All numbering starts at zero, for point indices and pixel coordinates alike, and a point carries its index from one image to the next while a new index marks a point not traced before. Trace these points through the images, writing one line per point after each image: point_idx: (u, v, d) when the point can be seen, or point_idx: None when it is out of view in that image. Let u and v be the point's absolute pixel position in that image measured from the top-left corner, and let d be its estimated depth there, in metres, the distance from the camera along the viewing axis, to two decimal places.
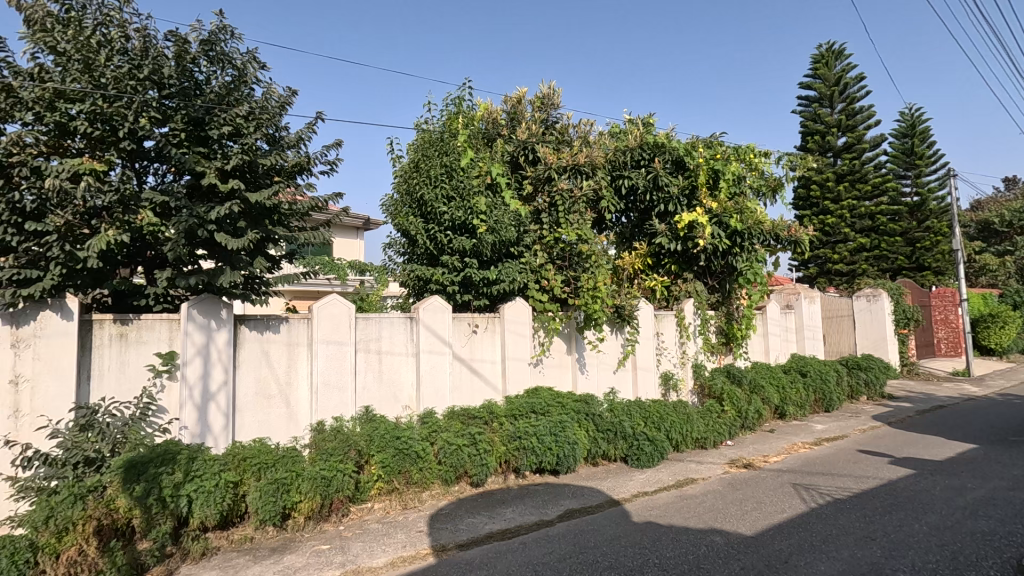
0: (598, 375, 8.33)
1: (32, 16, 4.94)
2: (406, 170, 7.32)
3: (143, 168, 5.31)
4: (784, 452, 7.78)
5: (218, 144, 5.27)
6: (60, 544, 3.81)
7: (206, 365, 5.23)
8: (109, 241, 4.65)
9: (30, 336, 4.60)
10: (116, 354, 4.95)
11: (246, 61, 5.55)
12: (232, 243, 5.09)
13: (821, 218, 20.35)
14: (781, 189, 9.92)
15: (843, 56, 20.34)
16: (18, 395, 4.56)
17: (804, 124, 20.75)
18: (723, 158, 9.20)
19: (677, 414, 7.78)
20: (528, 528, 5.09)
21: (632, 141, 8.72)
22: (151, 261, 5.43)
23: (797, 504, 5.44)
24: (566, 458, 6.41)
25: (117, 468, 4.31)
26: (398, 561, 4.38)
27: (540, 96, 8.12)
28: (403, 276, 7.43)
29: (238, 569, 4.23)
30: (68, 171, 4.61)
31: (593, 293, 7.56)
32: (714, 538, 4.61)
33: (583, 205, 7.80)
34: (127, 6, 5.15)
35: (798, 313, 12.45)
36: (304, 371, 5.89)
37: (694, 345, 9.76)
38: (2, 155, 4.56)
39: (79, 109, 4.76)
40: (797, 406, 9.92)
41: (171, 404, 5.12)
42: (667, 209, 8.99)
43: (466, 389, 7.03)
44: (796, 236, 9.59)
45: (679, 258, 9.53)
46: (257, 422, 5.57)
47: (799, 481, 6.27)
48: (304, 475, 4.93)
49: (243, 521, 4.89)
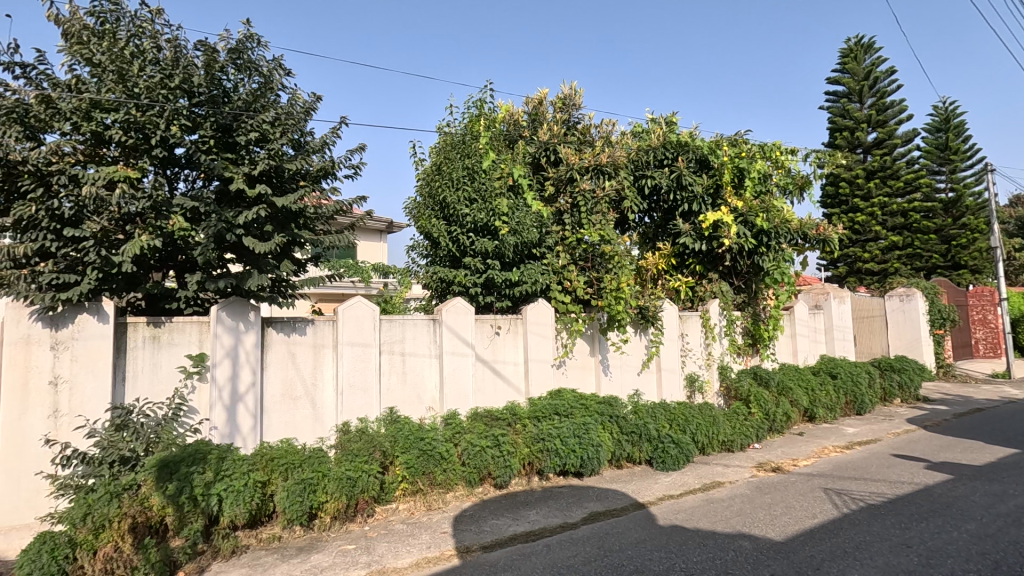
0: (622, 376, 8.26)
1: (70, 30, 5.12)
2: (429, 173, 7.38)
3: (174, 174, 5.44)
4: (815, 456, 7.61)
5: (246, 150, 5.38)
6: (96, 541, 3.95)
7: (235, 366, 5.34)
8: (142, 245, 4.80)
9: (69, 338, 4.76)
10: (149, 356, 5.08)
11: (272, 68, 5.66)
12: (259, 247, 5.19)
13: (851, 216, 19.85)
14: (809, 187, 9.71)
15: (873, 49, 19.83)
16: (57, 396, 4.70)
17: (833, 120, 20.28)
18: (749, 156, 9.03)
19: (703, 416, 7.65)
20: (552, 530, 5.06)
21: (654, 140, 8.60)
22: (182, 265, 5.57)
23: (828, 509, 5.30)
24: (590, 461, 6.36)
25: (150, 467, 4.41)
26: (424, 562, 4.41)
27: (561, 97, 8.11)
28: (426, 278, 7.49)
29: (266, 569, 4.29)
30: (104, 178, 4.77)
31: (616, 294, 7.51)
32: (743, 543, 4.52)
33: (605, 205, 7.74)
34: (159, 17, 5.30)
35: (828, 313, 12.17)
36: (330, 373, 5.97)
37: (720, 346, 9.62)
38: (42, 164, 4.74)
39: (113, 119, 4.92)
40: (828, 409, 9.68)
41: (201, 405, 5.23)
42: (691, 208, 8.88)
43: (489, 390, 7.05)
44: (825, 235, 9.39)
45: (704, 258, 9.42)
46: (285, 423, 5.67)
47: (831, 486, 6.11)
48: (330, 476, 4.99)
49: (271, 520, 4.98)
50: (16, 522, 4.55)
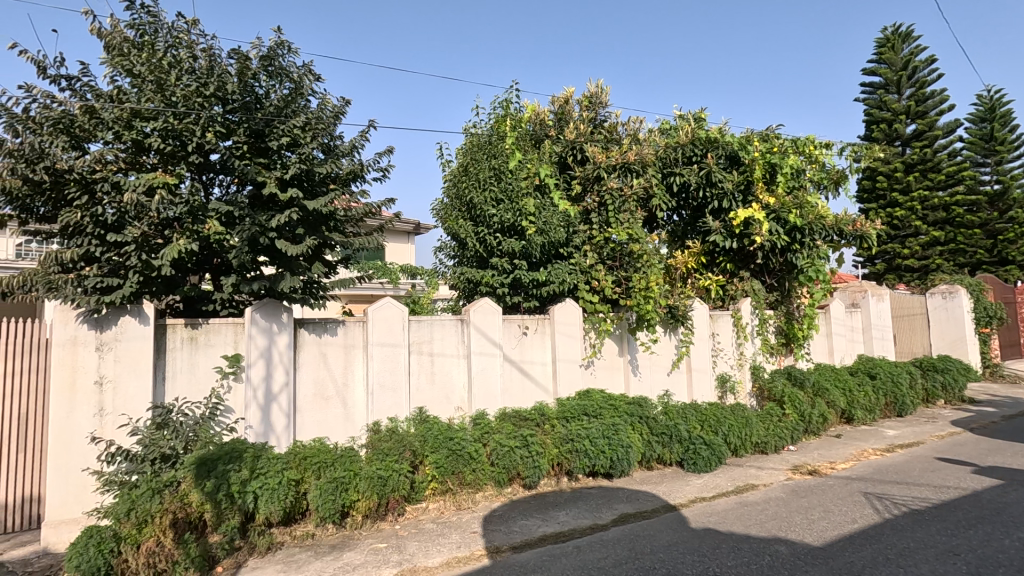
0: (652, 376, 8.16)
1: (111, 42, 5.31)
2: (456, 175, 7.43)
3: (210, 180, 5.59)
4: (853, 459, 7.38)
5: (278, 155, 5.50)
6: (140, 535, 4.08)
7: (269, 367, 5.46)
8: (180, 249, 4.96)
9: (113, 339, 4.93)
10: (187, 356, 5.23)
11: (303, 74, 5.76)
12: (291, 249, 5.29)
13: (889, 211, 19.20)
14: (845, 181, 9.43)
15: (911, 38, 19.15)
16: (102, 395, 4.88)
17: (869, 112, 19.66)
18: (781, 151, 8.81)
19: (736, 417, 7.49)
20: (582, 531, 5.03)
21: (683, 137, 8.44)
22: (217, 268, 5.72)
23: (870, 514, 5.13)
24: (620, 462, 6.30)
25: (189, 465, 4.55)
26: (454, 561, 4.43)
27: (587, 96, 8.06)
28: (453, 279, 7.54)
29: (301, 565, 4.37)
30: (144, 185, 4.90)
31: (645, 293, 7.42)
32: (779, 548, 4.41)
33: (633, 204, 7.65)
34: (194, 27, 5.45)
35: (865, 312, 11.81)
36: (360, 373, 6.05)
37: (753, 345, 9.44)
38: (87, 172, 4.92)
39: (152, 127, 5.08)
40: (867, 410, 9.37)
41: (237, 405, 5.36)
42: (721, 206, 8.72)
43: (517, 390, 7.05)
44: (862, 231, 9.10)
45: (735, 256, 9.27)
46: (317, 422, 5.77)
47: (871, 490, 5.92)
48: (361, 475, 5.05)
49: (304, 518, 5.07)
50: (64, 516, 4.72)
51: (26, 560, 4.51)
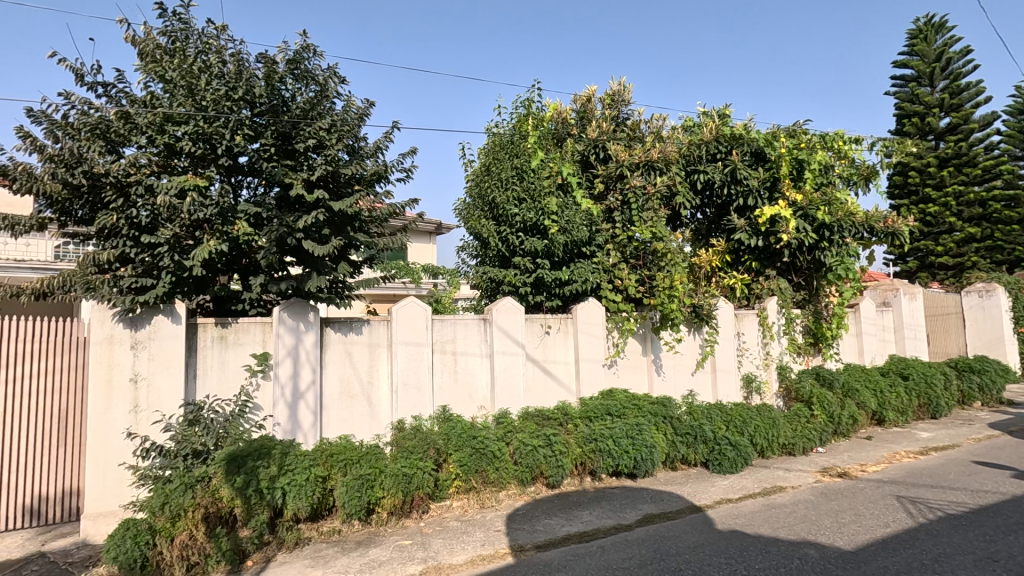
0: (676, 376, 8.08)
1: (145, 50, 5.48)
2: (478, 174, 7.46)
3: (239, 182, 5.71)
4: (885, 461, 7.20)
5: (304, 157, 5.59)
6: (174, 528, 4.18)
7: (296, 365, 5.56)
8: (211, 250, 5.09)
9: (147, 338, 5.07)
10: (217, 355, 5.36)
11: (328, 76, 5.84)
12: (318, 250, 5.37)
13: (922, 207, 18.63)
14: (876, 177, 9.20)
15: (945, 28, 18.56)
16: (137, 392, 5.02)
17: (900, 105, 19.13)
18: (809, 146, 8.65)
19: (762, 418, 7.37)
20: (606, 531, 5.01)
21: (707, 134, 8.31)
22: (246, 269, 5.85)
23: (903, 518, 5.00)
24: (644, 462, 6.26)
25: (220, 461, 4.65)
26: (478, 560, 4.44)
27: (610, 94, 8.02)
28: (476, 278, 7.57)
29: (328, 561, 4.44)
30: (176, 188, 5.02)
31: (669, 293, 7.36)
32: (808, 551, 4.33)
33: (657, 202, 7.60)
34: (223, 33, 5.58)
35: (897, 311, 11.50)
36: (385, 372, 6.12)
37: (779, 345, 9.29)
38: (122, 175, 5.06)
39: (183, 131, 5.20)
40: (899, 412, 9.13)
41: (265, 402, 5.48)
42: (746, 203, 8.58)
43: (540, 389, 7.05)
44: (894, 228, 8.88)
45: (760, 254, 9.13)
46: (343, 420, 5.85)
47: (903, 493, 5.76)
48: (386, 472, 5.11)
49: (331, 514, 5.14)
50: (102, 509, 4.87)
51: (66, 551, 4.67)
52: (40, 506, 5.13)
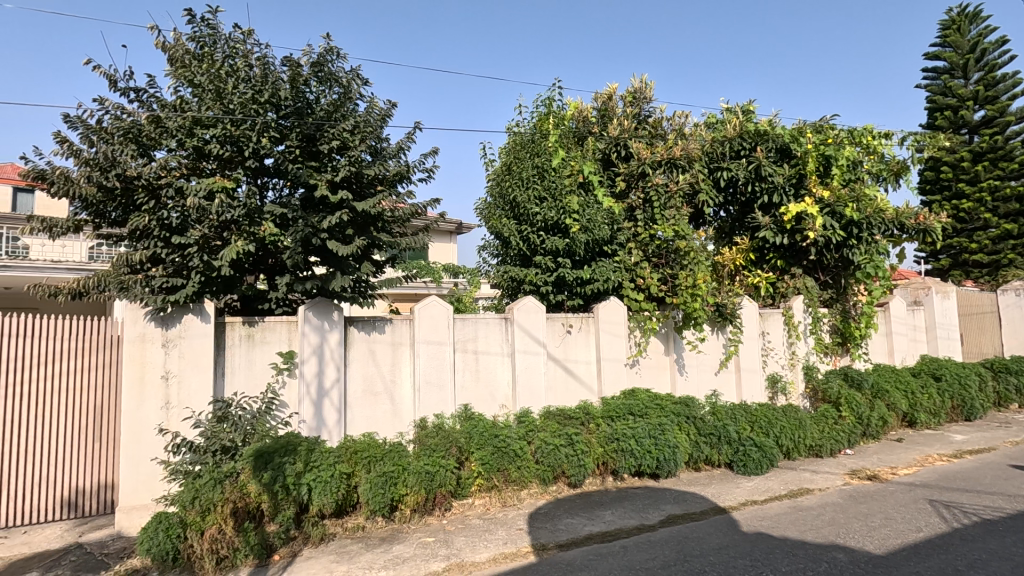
0: (699, 376, 7.98)
1: (175, 55, 5.63)
2: (499, 174, 7.48)
3: (265, 183, 5.80)
4: (917, 465, 7.00)
5: (328, 158, 5.66)
6: (203, 522, 4.28)
7: (320, 363, 5.64)
8: (238, 250, 5.19)
9: (177, 336, 5.21)
10: (244, 353, 5.48)
11: (351, 78, 5.91)
12: (342, 249, 5.44)
13: (955, 203, 18.05)
14: (907, 173, 8.97)
15: (979, 18, 17.98)
16: (168, 389, 5.16)
17: (932, 99, 18.63)
18: (836, 142, 8.49)
19: (788, 419, 7.23)
20: (628, 531, 4.98)
21: (730, 130, 8.19)
22: (271, 269, 5.96)
23: (936, 523, 4.87)
24: (667, 462, 6.21)
25: (247, 457, 4.73)
26: (500, 557, 4.46)
27: (631, 91, 7.97)
28: (497, 277, 7.60)
29: (352, 556, 4.51)
30: (205, 189, 5.14)
31: (692, 292, 7.28)
32: (837, 555, 4.24)
33: (679, 200, 7.52)
34: (249, 37, 5.69)
35: (929, 310, 11.20)
36: (407, 370, 6.17)
37: (805, 345, 9.11)
38: (153, 178, 5.20)
39: (211, 134, 5.31)
40: (931, 414, 8.89)
41: (291, 400, 5.57)
42: (771, 200, 8.42)
43: (561, 389, 7.04)
44: (926, 224, 8.67)
45: (786, 252, 8.99)
46: (366, 417, 5.92)
47: (936, 497, 5.61)
48: (409, 470, 5.16)
49: (355, 510, 5.21)
50: (135, 502, 5.02)
51: (102, 543, 4.83)
52: (78, 498, 5.31)
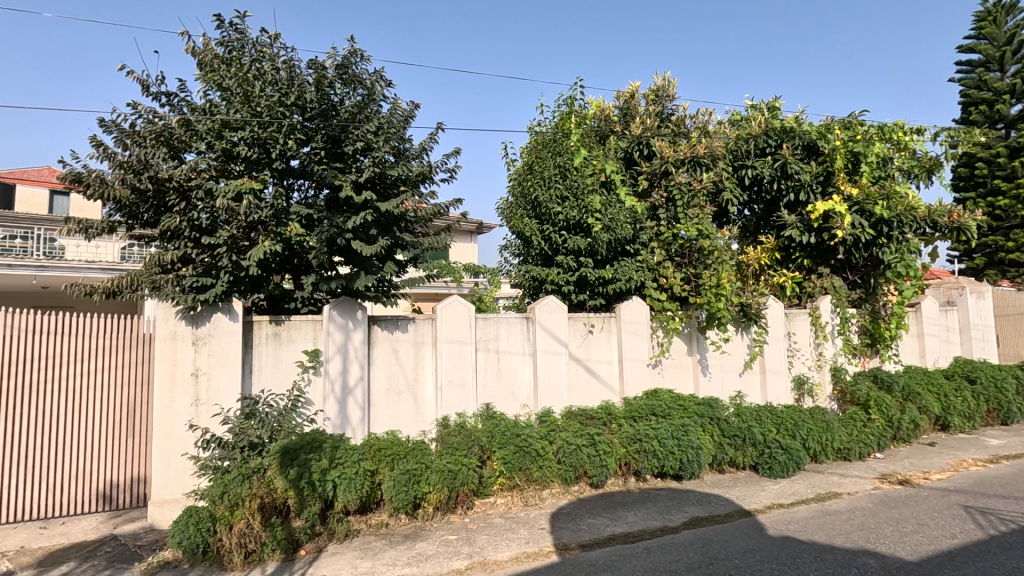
0: (723, 377, 7.88)
1: (204, 60, 5.75)
2: (521, 173, 7.48)
3: (291, 185, 5.90)
4: (950, 469, 6.81)
5: (353, 159, 5.72)
6: (232, 517, 4.37)
7: (345, 362, 5.71)
8: (265, 250, 5.28)
9: (207, 334, 5.33)
10: (271, 351, 5.58)
11: (375, 80, 5.97)
12: (366, 250, 5.51)
13: (991, 200, 17.40)
14: (940, 169, 8.73)
15: (1017, 9, 17.38)
16: (198, 386, 5.28)
17: (966, 93, 18.10)
18: (865, 138, 8.32)
19: (815, 421, 7.07)
20: (652, 533, 4.94)
21: (755, 128, 8.08)
22: (297, 268, 6.06)
23: (972, 529, 4.73)
24: (690, 464, 6.14)
25: (274, 453, 4.83)
26: (523, 557, 4.47)
27: (654, 89, 7.90)
28: (519, 277, 7.61)
29: (377, 552, 4.56)
30: (233, 191, 5.24)
31: (716, 292, 7.19)
32: (867, 561, 4.15)
33: (703, 198, 7.43)
34: (276, 41, 5.79)
35: (963, 311, 10.88)
36: (430, 369, 6.22)
37: (833, 346, 8.92)
38: (184, 179, 5.33)
39: (240, 137, 5.43)
40: (965, 417, 8.63)
41: (316, 397, 5.66)
42: (798, 199, 8.27)
43: (583, 389, 7.01)
44: (959, 222, 8.45)
45: (812, 252, 8.82)
46: (390, 415, 5.98)
47: (971, 503, 5.44)
48: (432, 468, 5.20)
49: (379, 507, 5.28)
50: (167, 496, 5.16)
51: (135, 535, 4.97)
52: (113, 492, 5.48)
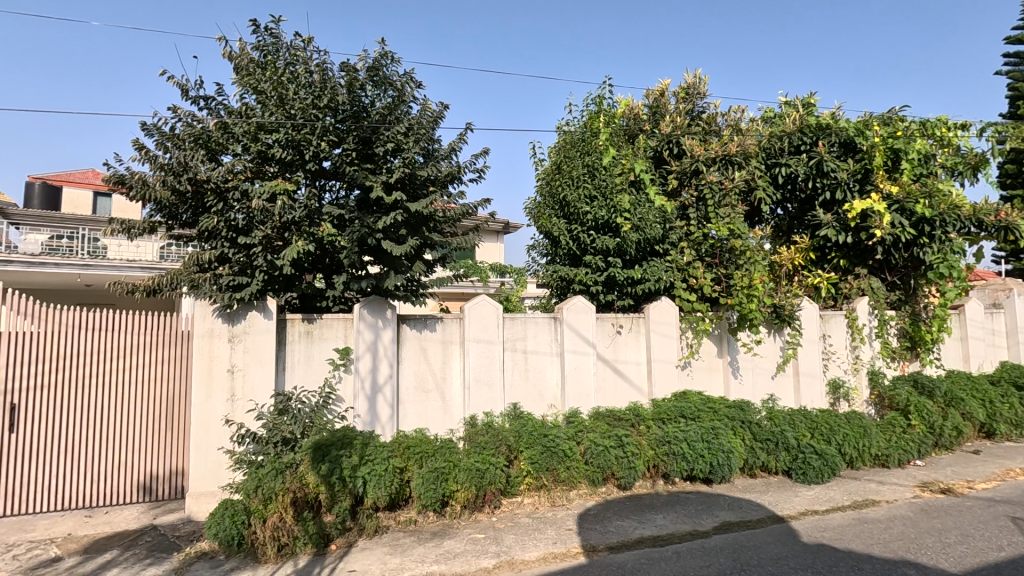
0: (754, 380, 7.73)
1: (240, 63, 5.89)
2: (549, 173, 7.47)
3: (323, 185, 6.00)
4: (997, 479, 6.53)
5: (383, 160, 5.79)
6: (266, 510, 4.48)
7: (374, 360, 5.78)
8: (299, 249, 5.39)
9: (242, 332, 5.46)
10: (304, 349, 5.69)
11: (405, 81, 6.03)
12: (396, 250, 5.58)
13: None
14: (986, 166, 8.37)
15: None
16: (233, 381, 5.43)
17: (1014, 86, 17.37)
18: (906, 135, 8.05)
19: (852, 426, 6.86)
20: (681, 537, 4.88)
21: (790, 125, 7.88)
22: (329, 268, 6.17)
23: (1021, 542, 4.53)
24: (721, 467, 6.02)
25: (307, 449, 4.92)
26: (550, 557, 4.47)
27: (684, 87, 7.79)
28: (546, 277, 7.60)
29: (405, 549, 4.62)
30: (268, 192, 5.37)
31: (748, 292, 7.04)
32: (908, 572, 4.01)
33: (735, 197, 7.28)
34: (310, 44, 5.91)
35: (1010, 313, 10.42)
36: (458, 368, 6.26)
37: (870, 349, 8.64)
38: (221, 181, 5.48)
39: (275, 139, 5.56)
40: (1012, 425, 8.27)
41: (347, 395, 5.75)
42: (834, 197, 8.05)
43: (611, 390, 6.96)
44: (1007, 221, 8.10)
45: (849, 252, 8.58)
46: (418, 413, 6.04)
47: (1020, 515, 5.21)
48: (460, 466, 5.23)
49: (408, 504, 5.33)
50: (203, 488, 5.31)
51: (174, 525, 5.13)
52: (152, 483, 5.66)
